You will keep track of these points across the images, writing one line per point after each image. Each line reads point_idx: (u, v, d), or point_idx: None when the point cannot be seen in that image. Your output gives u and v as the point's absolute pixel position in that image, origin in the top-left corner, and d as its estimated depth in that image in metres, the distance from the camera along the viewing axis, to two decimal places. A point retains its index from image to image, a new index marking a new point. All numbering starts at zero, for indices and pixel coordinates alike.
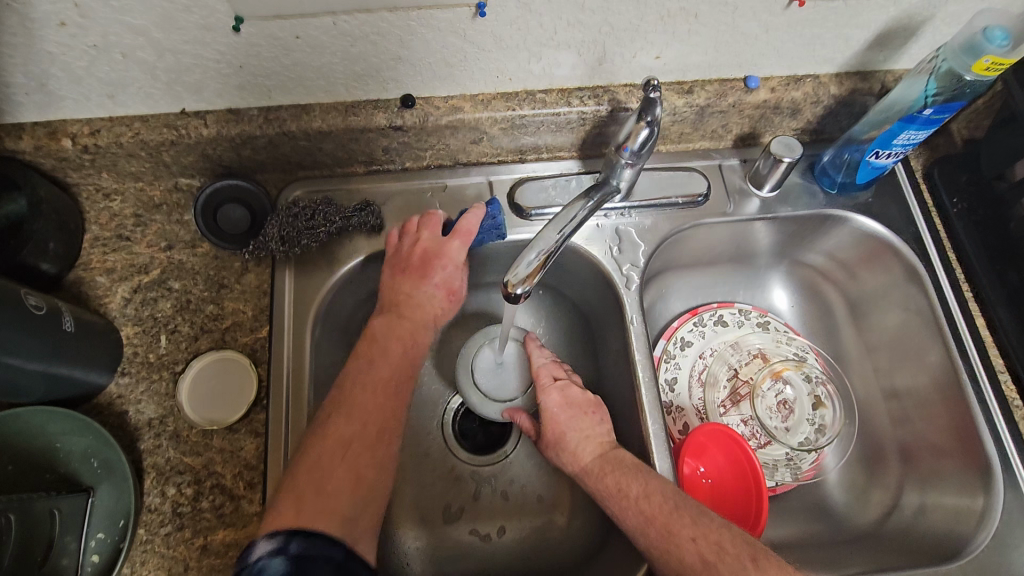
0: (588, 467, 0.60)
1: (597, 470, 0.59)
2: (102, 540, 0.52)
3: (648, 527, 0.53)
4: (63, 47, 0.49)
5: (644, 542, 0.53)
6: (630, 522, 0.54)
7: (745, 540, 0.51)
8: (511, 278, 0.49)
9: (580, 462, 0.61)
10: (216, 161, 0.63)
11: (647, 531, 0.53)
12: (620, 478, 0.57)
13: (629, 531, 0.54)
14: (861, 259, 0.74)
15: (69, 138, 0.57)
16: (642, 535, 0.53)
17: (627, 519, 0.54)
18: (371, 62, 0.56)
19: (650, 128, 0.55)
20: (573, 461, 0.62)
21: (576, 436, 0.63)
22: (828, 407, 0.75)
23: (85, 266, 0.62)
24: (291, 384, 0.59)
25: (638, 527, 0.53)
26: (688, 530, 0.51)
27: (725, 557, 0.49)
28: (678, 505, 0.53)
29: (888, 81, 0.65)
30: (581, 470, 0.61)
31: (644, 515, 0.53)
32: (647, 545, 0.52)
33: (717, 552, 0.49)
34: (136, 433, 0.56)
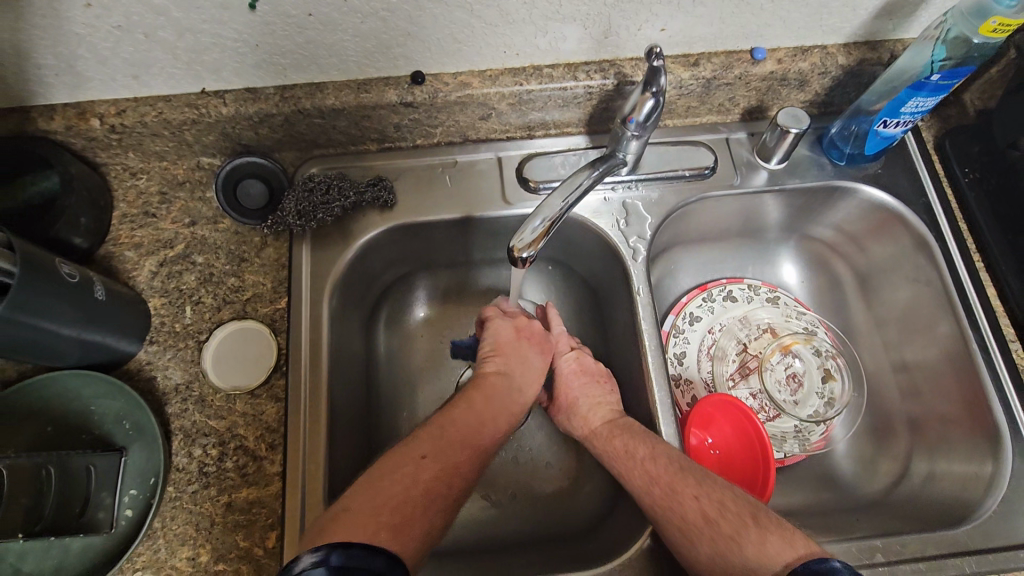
0: (596, 432, 0.63)
1: (606, 434, 0.61)
2: (135, 496, 0.55)
3: (653, 487, 0.55)
4: (89, 28, 0.52)
5: (649, 502, 0.54)
6: (636, 483, 0.56)
7: (747, 498, 0.52)
8: (516, 243, 0.52)
9: (588, 427, 0.64)
10: (235, 139, 0.65)
11: (653, 491, 0.54)
12: (628, 441, 0.59)
13: (634, 493, 0.56)
14: (870, 231, 0.74)
15: (97, 118, 0.60)
16: (648, 496, 0.55)
17: (634, 480, 0.56)
18: (381, 39, 0.58)
19: (655, 99, 0.55)
20: (582, 426, 0.64)
21: (586, 402, 0.65)
22: (837, 380, 0.75)
23: (114, 241, 0.65)
24: (309, 352, 0.61)
25: (644, 488, 0.55)
26: (693, 490, 0.53)
27: (726, 514, 0.51)
28: (682, 467, 0.55)
29: (897, 50, 0.65)
30: (590, 434, 0.63)
31: (650, 476, 0.55)
32: (653, 504, 0.54)
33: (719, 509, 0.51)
34: (164, 398, 0.59)
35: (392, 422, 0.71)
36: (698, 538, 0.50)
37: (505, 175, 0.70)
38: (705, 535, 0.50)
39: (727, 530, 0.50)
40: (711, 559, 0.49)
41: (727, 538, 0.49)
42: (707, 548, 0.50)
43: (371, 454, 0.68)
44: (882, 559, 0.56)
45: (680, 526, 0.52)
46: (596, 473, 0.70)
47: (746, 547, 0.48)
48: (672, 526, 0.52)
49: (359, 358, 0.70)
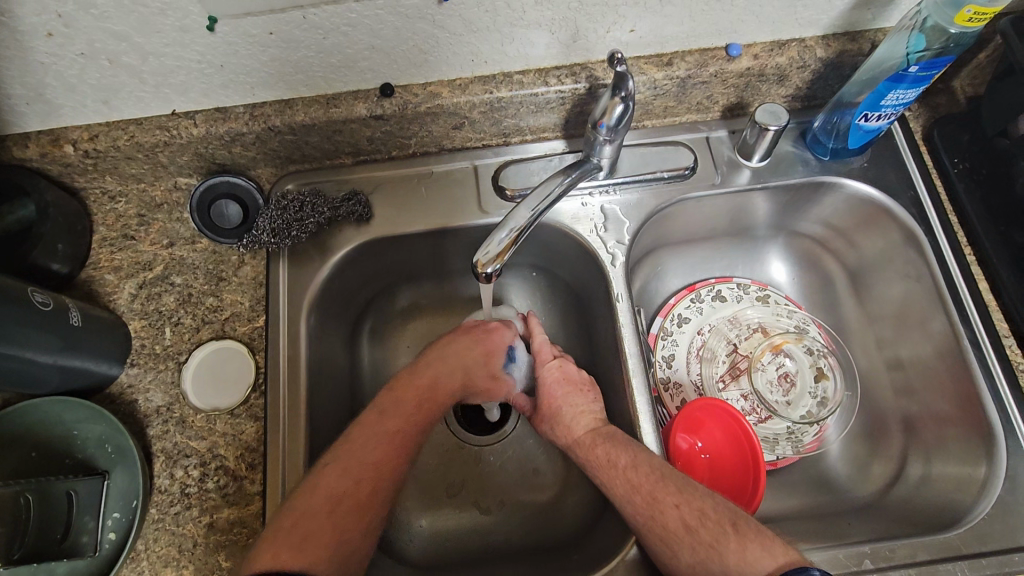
0: (579, 441, 0.61)
1: (589, 443, 0.60)
2: (118, 519, 0.55)
3: (634, 496, 0.53)
4: (53, 57, 0.52)
5: (631, 512, 0.53)
6: (618, 493, 0.55)
7: (728, 507, 0.51)
8: (482, 257, 0.51)
9: (570, 437, 0.62)
10: (209, 158, 0.65)
11: (636, 502, 0.53)
12: (611, 450, 0.57)
13: (618, 501, 0.55)
14: (859, 226, 0.72)
15: (71, 144, 0.61)
16: (630, 505, 0.54)
17: (616, 490, 0.55)
18: (345, 53, 0.57)
19: (625, 103, 0.54)
20: (566, 436, 0.63)
21: (568, 412, 0.64)
22: (829, 379, 0.73)
23: (95, 265, 0.65)
24: (288, 370, 0.61)
25: (627, 497, 0.54)
26: (673, 497, 0.52)
27: (706, 521, 0.50)
28: (663, 473, 0.54)
29: (878, 39, 0.63)
30: (573, 443, 0.62)
31: (632, 484, 0.54)
32: (635, 514, 0.53)
33: (699, 517, 0.50)
34: (146, 420, 0.60)
35: None
36: (680, 549, 0.50)
37: (482, 184, 0.69)
38: (686, 543, 0.49)
39: (707, 537, 0.49)
40: (692, 568, 0.49)
41: (709, 546, 0.48)
42: (688, 558, 0.49)
43: None
44: (872, 566, 0.54)
45: (662, 536, 0.51)
46: (583, 481, 0.69)
47: (727, 553, 0.47)
48: (654, 537, 0.51)
49: (342, 372, 0.70)
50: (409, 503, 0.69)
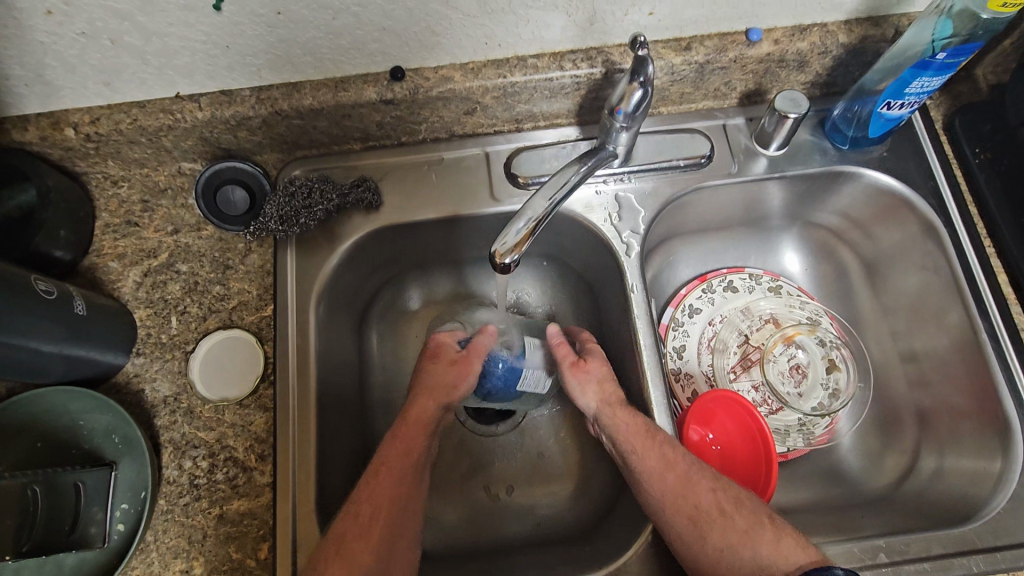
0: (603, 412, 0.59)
1: (615, 415, 0.58)
2: (127, 510, 0.54)
3: (666, 473, 0.53)
4: (53, 36, 0.51)
5: (658, 499, 0.53)
6: (644, 475, 0.54)
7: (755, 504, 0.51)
8: (500, 247, 0.50)
9: (593, 408, 0.60)
10: (214, 143, 0.64)
11: (665, 486, 0.52)
12: (643, 426, 0.56)
13: (643, 477, 0.54)
14: (875, 216, 0.71)
15: (71, 127, 0.59)
16: (657, 489, 0.53)
17: (642, 473, 0.54)
18: (355, 35, 0.55)
19: (644, 89, 0.52)
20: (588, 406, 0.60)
21: (588, 382, 0.61)
22: (842, 370, 0.72)
23: (98, 252, 0.64)
24: (297, 361, 0.61)
25: (657, 482, 0.53)
26: (707, 481, 0.52)
27: (741, 509, 0.50)
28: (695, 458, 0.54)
29: (902, 25, 0.62)
30: (599, 414, 0.59)
31: (665, 460, 0.53)
32: (662, 499, 0.52)
33: (735, 502, 0.51)
34: (153, 410, 0.59)
35: (386, 426, 0.70)
36: (710, 534, 0.49)
37: (494, 171, 0.68)
38: (718, 527, 0.50)
39: (742, 524, 0.49)
40: (718, 554, 0.49)
41: (744, 534, 0.49)
42: (717, 540, 0.49)
43: (365, 459, 0.67)
44: (886, 559, 0.54)
45: (690, 520, 0.50)
46: (594, 472, 0.69)
47: (763, 545, 0.48)
48: (680, 519, 0.51)
49: (350, 362, 0.68)
50: None
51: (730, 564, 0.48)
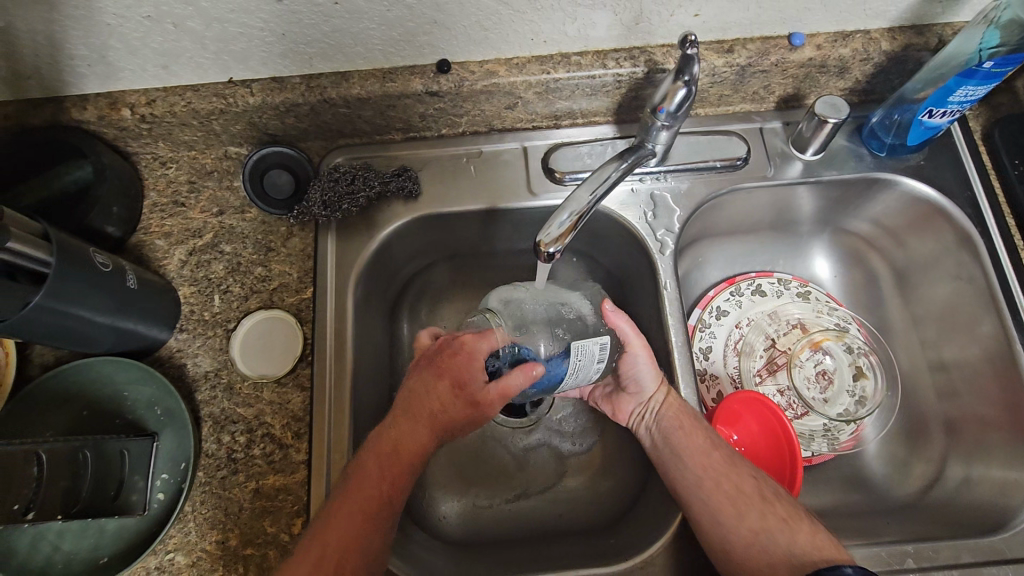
0: (659, 395, 0.61)
1: (671, 399, 0.60)
2: (167, 480, 0.56)
3: (711, 454, 0.57)
4: (120, 18, 0.53)
5: (697, 476, 0.57)
6: (689, 452, 0.58)
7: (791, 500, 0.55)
8: (544, 237, 0.51)
9: (651, 390, 0.61)
10: (262, 128, 0.65)
11: (708, 465, 0.57)
12: (696, 416, 0.60)
13: (685, 457, 0.58)
14: (909, 225, 0.71)
15: (128, 108, 0.61)
16: (698, 468, 0.57)
17: (687, 452, 0.58)
18: (407, 27, 0.57)
19: (688, 88, 0.53)
20: (646, 387, 0.61)
21: (654, 370, 0.61)
22: (869, 378, 0.73)
23: (145, 230, 0.66)
24: (334, 343, 0.62)
25: (700, 461, 0.57)
26: (749, 471, 0.57)
27: (780, 500, 0.55)
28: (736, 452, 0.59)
29: (946, 34, 0.62)
30: (655, 396, 0.61)
31: (711, 443, 0.58)
32: (702, 476, 0.56)
33: (775, 493, 0.55)
34: (194, 385, 0.61)
35: None
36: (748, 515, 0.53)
37: (531, 166, 0.69)
38: (757, 508, 0.54)
39: (782, 512, 0.53)
40: (753, 534, 0.52)
41: (783, 521, 0.52)
42: (755, 518, 0.53)
43: None
44: (913, 565, 0.55)
45: (728, 499, 0.55)
46: (619, 466, 0.69)
47: (798, 533, 0.52)
48: (719, 496, 0.55)
49: (382, 348, 0.70)
50: (441, 484, 0.69)
51: (764, 546, 0.52)
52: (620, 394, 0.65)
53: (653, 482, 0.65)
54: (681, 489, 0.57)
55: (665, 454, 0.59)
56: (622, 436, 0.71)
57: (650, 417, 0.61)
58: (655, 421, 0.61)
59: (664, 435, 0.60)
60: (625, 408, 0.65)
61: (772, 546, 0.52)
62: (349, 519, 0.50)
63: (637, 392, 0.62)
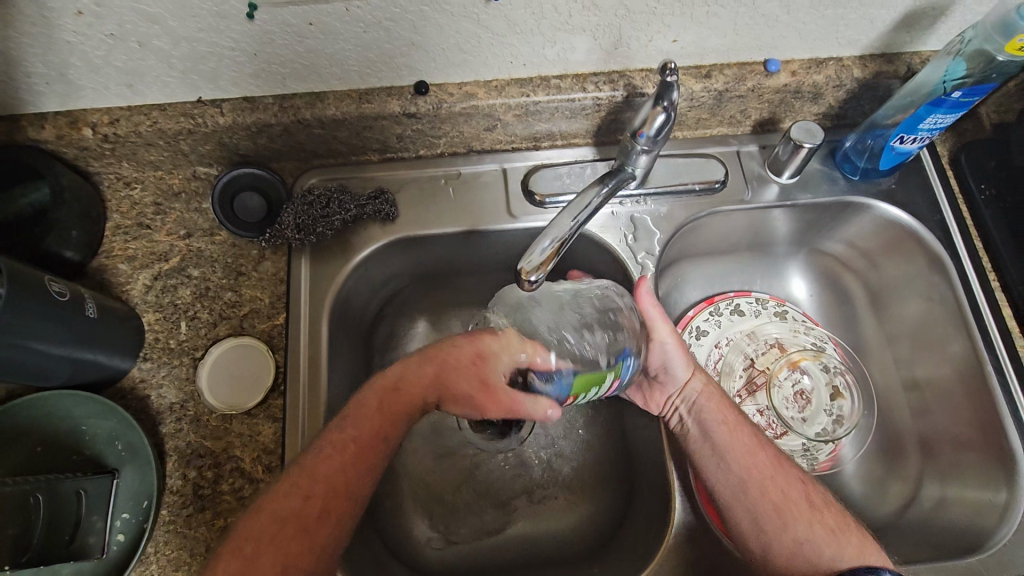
0: (695, 383, 0.61)
1: (710, 390, 0.61)
2: (127, 520, 0.53)
3: (755, 457, 0.57)
4: (81, 36, 0.50)
5: (741, 476, 0.56)
6: (732, 450, 0.57)
7: (840, 511, 0.55)
8: (526, 265, 0.51)
9: (685, 376, 0.61)
10: (232, 149, 0.63)
11: (754, 466, 0.56)
12: (731, 413, 0.60)
13: (725, 456, 0.57)
14: (882, 247, 0.73)
15: (89, 127, 0.58)
16: (743, 468, 0.56)
17: (732, 447, 0.57)
18: (384, 48, 0.56)
19: (667, 114, 0.53)
20: (678, 375, 0.61)
21: (684, 357, 0.61)
22: (846, 398, 0.73)
23: (107, 254, 0.63)
24: (307, 370, 0.60)
25: (743, 458, 0.57)
26: (797, 477, 0.57)
27: (830, 507, 0.55)
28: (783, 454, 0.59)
29: (914, 63, 0.64)
30: (690, 385, 0.61)
31: (753, 442, 0.58)
32: (746, 475, 0.56)
33: (823, 502, 0.55)
34: (158, 417, 0.58)
35: None
36: (793, 523, 0.54)
37: (511, 187, 0.68)
38: (805, 517, 0.54)
39: (830, 521, 0.53)
40: (798, 543, 0.53)
41: (832, 533, 0.53)
42: (802, 528, 0.53)
43: None
44: None
45: (773, 507, 0.54)
46: (601, 490, 0.68)
47: (845, 544, 0.52)
48: (766, 504, 0.55)
49: (357, 373, 0.68)
50: (418, 513, 0.67)
51: (809, 556, 0.52)
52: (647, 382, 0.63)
53: (635, 507, 0.64)
54: (721, 490, 0.56)
55: (705, 448, 0.59)
56: (605, 460, 0.69)
57: (685, 409, 0.61)
58: (693, 412, 0.60)
59: (703, 426, 0.59)
60: (655, 398, 0.62)
61: (818, 556, 0.52)
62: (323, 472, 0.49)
63: (669, 382, 0.61)
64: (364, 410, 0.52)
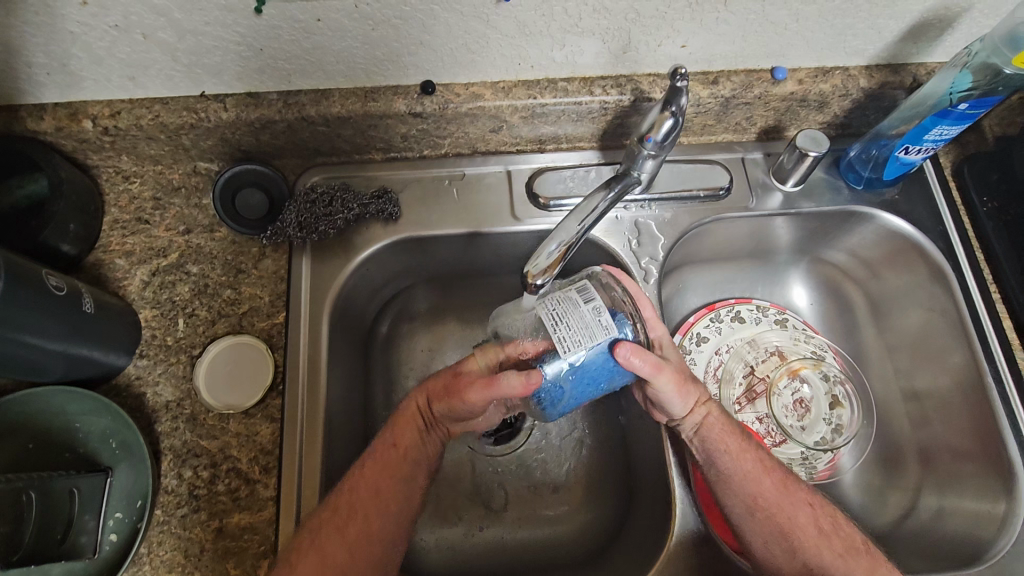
0: (696, 413, 0.56)
1: (712, 420, 0.56)
2: (120, 519, 0.52)
3: (763, 485, 0.55)
4: (84, 27, 0.50)
5: (750, 506, 0.54)
6: (740, 479, 0.55)
7: (850, 530, 0.54)
8: (531, 268, 0.51)
9: (685, 414, 0.56)
10: (235, 145, 0.63)
11: (761, 492, 0.54)
12: (737, 439, 0.57)
13: (732, 486, 0.55)
14: (884, 257, 0.73)
15: (89, 120, 0.57)
16: (752, 496, 0.54)
17: (739, 476, 0.55)
18: (391, 47, 0.55)
19: (675, 119, 0.53)
20: (678, 411, 0.55)
21: (685, 395, 0.54)
22: (845, 407, 0.72)
23: (104, 249, 0.62)
24: (306, 370, 0.59)
25: (751, 487, 0.55)
26: (805, 499, 0.55)
27: (839, 530, 0.54)
28: (791, 474, 0.57)
29: (920, 74, 0.64)
30: (692, 418, 0.56)
31: (760, 468, 0.55)
32: (755, 504, 0.54)
33: (831, 524, 0.54)
34: (153, 415, 0.57)
35: None
36: (802, 548, 0.53)
37: (515, 190, 0.68)
38: (816, 544, 0.53)
39: (839, 546, 0.53)
40: (808, 567, 0.52)
41: (841, 557, 0.52)
42: (810, 553, 0.53)
43: None
44: None
45: (782, 531, 0.53)
46: (599, 495, 0.68)
47: (856, 567, 0.52)
48: (774, 529, 0.54)
49: (356, 374, 0.67)
50: (415, 517, 0.66)
51: None
52: (648, 405, 0.59)
53: (635, 514, 0.64)
54: (731, 518, 0.55)
55: (711, 477, 0.56)
56: (604, 466, 0.69)
57: (689, 438, 0.57)
58: (696, 442, 0.57)
59: (708, 456, 0.56)
60: (659, 417, 0.58)
61: None
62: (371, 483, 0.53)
63: (669, 414, 0.56)
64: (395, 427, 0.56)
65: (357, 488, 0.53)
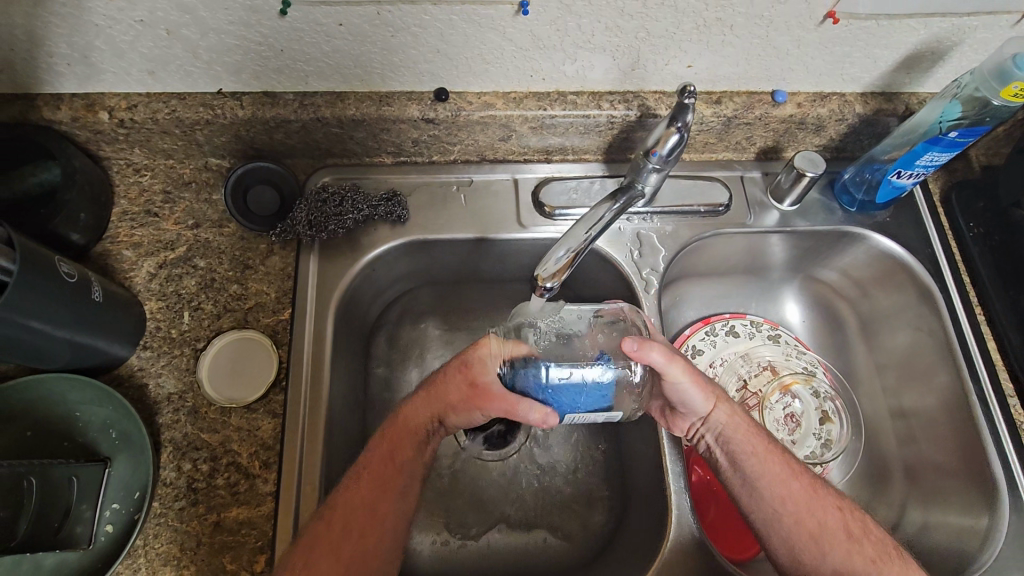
0: (717, 411, 0.58)
1: (733, 418, 0.58)
2: (117, 511, 0.52)
3: (790, 487, 0.55)
4: (110, 20, 0.51)
5: (777, 509, 0.55)
6: (765, 480, 0.56)
7: (880, 537, 0.55)
8: (541, 271, 0.53)
9: (706, 409, 0.57)
10: (248, 143, 0.64)
11: (788, 495, 0.55)
12: (760, 439, 0.58)
13: (760, 489, 0.56)
14: (874, 277, 0.76)
15: (106, 111, 0.58)
16: (777, 500, 0.55)
17: (762, 478, 0.56)
18: (408, 54, 0.57)
19: (680, 134, 0.54)
20: (699, 408, 0.57)
21: (700, 389, 0.56)
22: (835, 422, 0.73)
23: (112, 239, 0.62)
24: (311, 367, 0.60)
25: (776, 489, 0.55)
26: (832, 503, 0.56)
27: (869, 535, 0.55)
28: (819, 478, 0.58)
29: (912, 103, 0.67)
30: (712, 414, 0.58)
31: (788, 470, 0.56)
32: (784, 507, 0.55)
33: (861, 529, 0.55)
34: (155, 407, 0.57)
35: None
36: (832, 553, 0.53)
37: (521, 199, 0.69)
38: (842, 545, 0.54)
39: (870, 552, 0.54)
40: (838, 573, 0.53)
41: (872, 563, 0.53)
42: (837, 557, 0.53)
43: None
44: None
45: (810, 534, 0.54)
46: (594, 502, 0.68)
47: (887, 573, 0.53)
48: (801, 532, 0.54)
49: (358, 374, 0.67)
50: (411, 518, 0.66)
51: None
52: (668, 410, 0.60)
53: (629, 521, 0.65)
54: (758, 522, 0.56)
55: (735, 479, 0.57)
56: (599, 473, 0.70)
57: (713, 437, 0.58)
58: (719, 441, 0.58)
59: (731, 456, 0.57)
60: (680, 424, 0.60)
61: None
62: (361, 498, 0.53)
63: (690, 412, 0.58)
64: (402, 440, 0.56)
65: (357, 493, 0.53)
